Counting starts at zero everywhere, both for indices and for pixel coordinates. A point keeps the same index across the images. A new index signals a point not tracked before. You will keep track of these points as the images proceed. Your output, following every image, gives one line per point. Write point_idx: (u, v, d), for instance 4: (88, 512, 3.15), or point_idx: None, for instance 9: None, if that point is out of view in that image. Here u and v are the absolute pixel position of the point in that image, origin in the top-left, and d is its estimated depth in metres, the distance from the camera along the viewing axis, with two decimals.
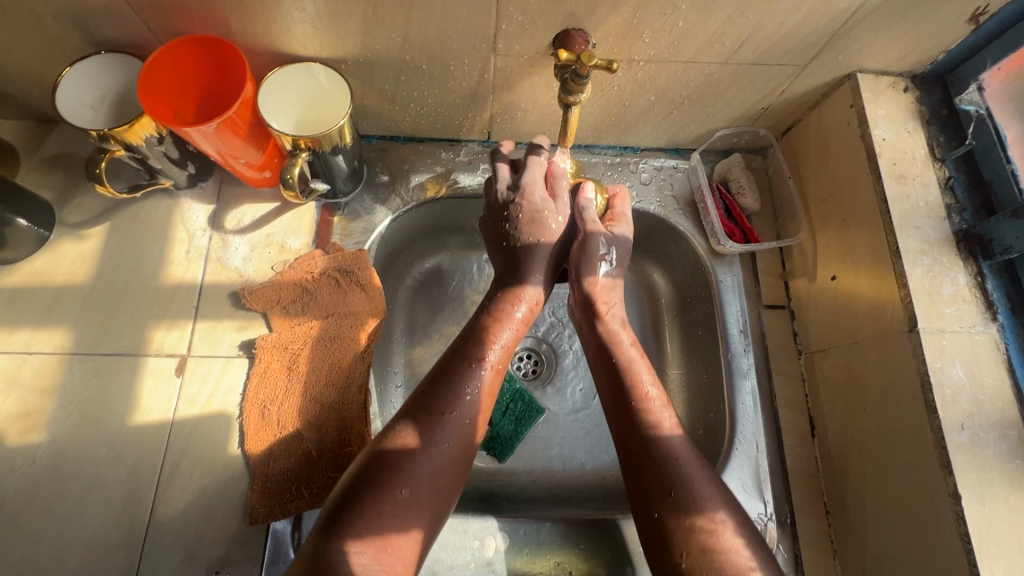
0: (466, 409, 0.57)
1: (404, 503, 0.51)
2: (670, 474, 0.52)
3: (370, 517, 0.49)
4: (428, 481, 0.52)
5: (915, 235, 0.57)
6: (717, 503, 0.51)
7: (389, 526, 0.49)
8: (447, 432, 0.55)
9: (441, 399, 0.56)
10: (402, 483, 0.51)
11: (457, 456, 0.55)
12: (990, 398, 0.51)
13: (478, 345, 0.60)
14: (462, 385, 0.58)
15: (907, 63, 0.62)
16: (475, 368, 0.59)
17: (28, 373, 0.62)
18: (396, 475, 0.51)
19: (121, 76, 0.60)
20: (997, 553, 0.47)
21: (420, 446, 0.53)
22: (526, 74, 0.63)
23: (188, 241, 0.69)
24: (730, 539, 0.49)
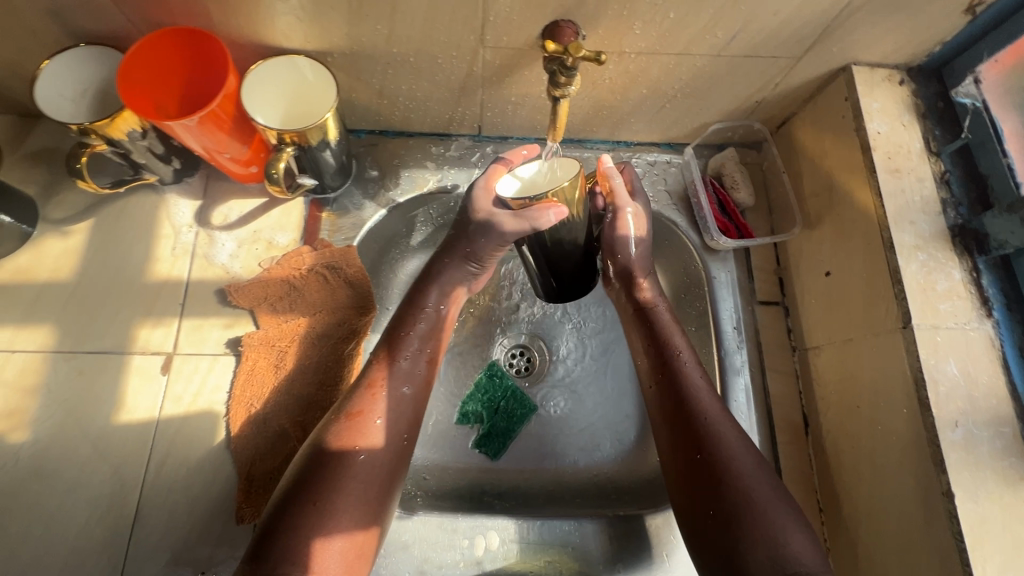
0: (392, 409, 0.57)
1: (338, 505, 0.50)
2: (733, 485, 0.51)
3: (308, 516, 0.49)
4: (361, 482, 0.52)
5: (910, 230, 0.56)
6: (783, 520, 0.49)
7: (323, 531, 0.49)
8: (375, 432, 0.55)
9: (365, 402, 0.56)
10: (333, 487, 0.51)
11: (388, 454, 0.55)
12: (984, 395, 0.51)
13: (398, 336, 0.62)
14: (382, 387, 0.58)
15: (903, 55, 0.61)
16: (393, 369, 0.59)
17: (10, 372, 0.61)
18: (325, 484, 0.50)
19: (102, 69, 0.58)
20: (990, 553, 0.46)
21: (348, 448, 0.53)
22: (516, 67, 0.62)
23: (174, 238, 0.68)
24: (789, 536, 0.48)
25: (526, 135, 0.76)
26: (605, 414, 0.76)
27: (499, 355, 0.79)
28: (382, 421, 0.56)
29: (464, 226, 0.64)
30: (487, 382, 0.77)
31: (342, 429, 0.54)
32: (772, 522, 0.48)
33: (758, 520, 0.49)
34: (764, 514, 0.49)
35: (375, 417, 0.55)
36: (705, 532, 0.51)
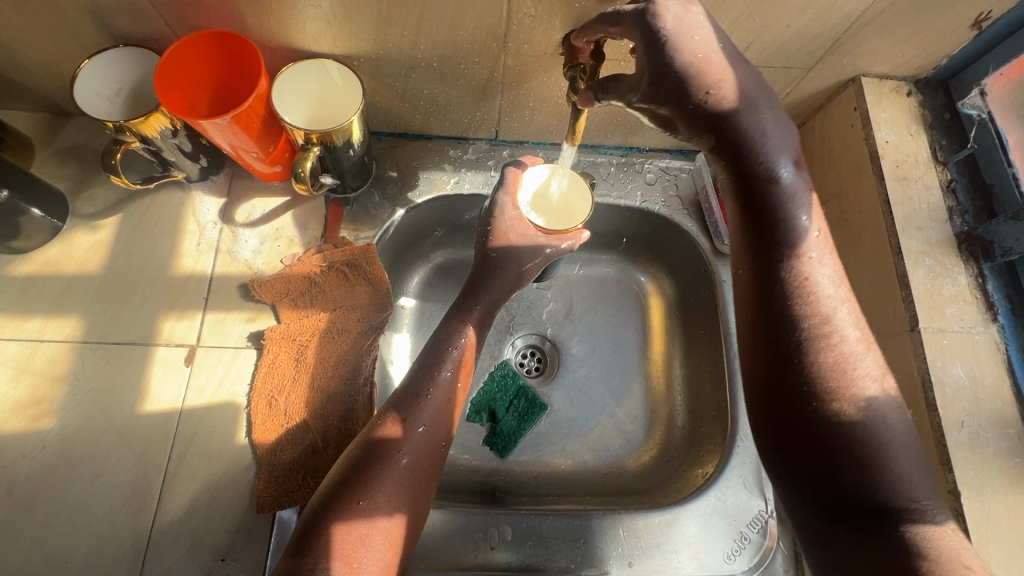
0: (435, 416, 0.57)
1: (377, 504, 0.51)
2: (864, 439, 0.43)
3: (348, 515, 0.50)
4: (400, 486, 0.52)
5: (917, 236, 0.58)
6: (911, 475, 0.42)
7: (361, 528, 0.49)
8: (417, 439, 0.55)
9: (410, 407, 0.57)
10: (375, 486, 0.51)
11: (427, 461, 0.55)
12: (989, 397, 0.52)
13: (444, 352, 0.62)
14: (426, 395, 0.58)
15: (911, 67, 0.63)
16: (438, 379, 0.60)
17: (39, 360, 0.63)
18: (369, 481, 0.51)
19: (137, 69, 0.61)
20: (995, 549, 0.47)
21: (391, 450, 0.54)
22: (536, 73, 0.64)
23: (198, 233, 0.70)
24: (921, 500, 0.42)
25: (541, 140, 0.78)
26: (615, 414, 0.78)
27: (511, 354, 0.81)
28: (426, 428, 0.56)
29: (509, 253, 0.68)
30: (500, 380, 0.79)
31: (386, 434, 0.54)
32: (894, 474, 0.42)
33: (882, 481, 0.42)
34: (889, 469, 0.42)
35: (417, 423, 0.56)
36: (807, 488, 0.44)
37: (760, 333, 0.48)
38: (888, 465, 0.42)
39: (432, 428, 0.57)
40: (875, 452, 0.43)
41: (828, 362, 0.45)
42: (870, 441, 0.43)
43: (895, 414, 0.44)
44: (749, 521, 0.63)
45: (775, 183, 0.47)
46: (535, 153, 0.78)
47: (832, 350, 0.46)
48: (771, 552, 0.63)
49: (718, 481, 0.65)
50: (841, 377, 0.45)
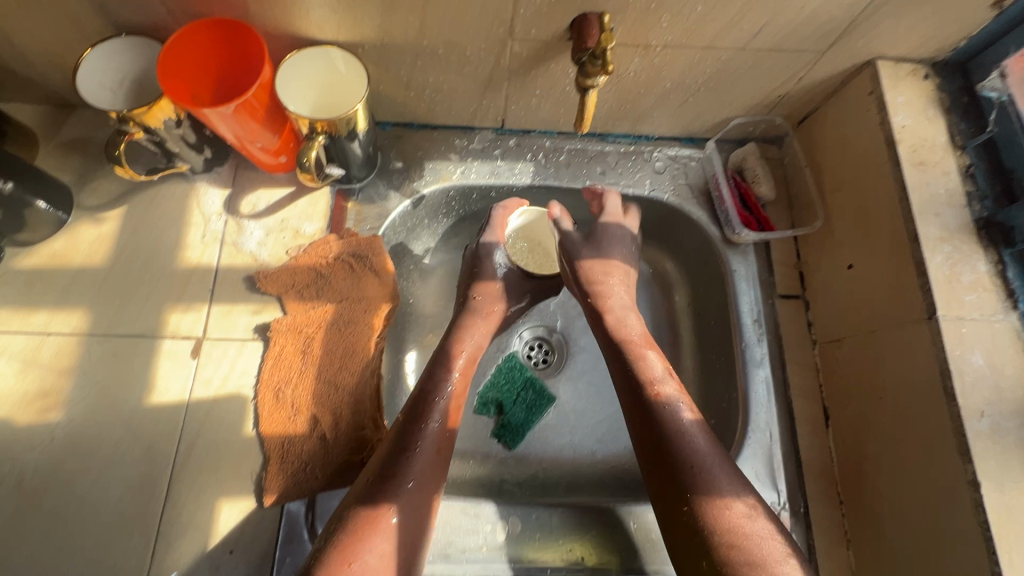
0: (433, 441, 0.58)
1: (379, 530, 0.51)
2: (699, 484, 0.51)
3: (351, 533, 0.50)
4: (403, 511, 0.53)
5: (935, 223, 0.56)
6: (722, 480, 0.51)
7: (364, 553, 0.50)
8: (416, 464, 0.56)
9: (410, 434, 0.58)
10: (377, 513, 0.52)
11: (427, 485, 0.56)
12: (1010, 386, 0.51)
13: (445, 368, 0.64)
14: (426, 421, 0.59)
15: (928, 49, 0.61)
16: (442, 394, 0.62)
17: (45, 353, 0.63)
18: (371, 508, 0.52)
19: (140, 59, 0.60)
20: (1016, 541, 0.46)
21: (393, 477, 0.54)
22: (544, 59, 0.62)
23: (203, 225, 0.70)
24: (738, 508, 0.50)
25: (548, 129, 0.77)
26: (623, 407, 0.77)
27: (518, 347, 0.80)
28: (425, 453, 0.57)
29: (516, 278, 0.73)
30: (508, 372, 0.78)
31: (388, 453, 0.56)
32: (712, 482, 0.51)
33: (710, 492, 0.50)
34: (726, 505, 0.50)
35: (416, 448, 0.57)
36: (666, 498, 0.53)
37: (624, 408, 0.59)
38: (706, 473, 0.51)
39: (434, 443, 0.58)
40: (704, 467, 0.52)
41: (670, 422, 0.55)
42: (690, 454, 0.53)
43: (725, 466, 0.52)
44: None
45: (598, 287, 0.68)
46: (542, 141, 0.77)
47: (668, 411, 0.56)
48: None
49: None
50: (687, 433, 0.54)
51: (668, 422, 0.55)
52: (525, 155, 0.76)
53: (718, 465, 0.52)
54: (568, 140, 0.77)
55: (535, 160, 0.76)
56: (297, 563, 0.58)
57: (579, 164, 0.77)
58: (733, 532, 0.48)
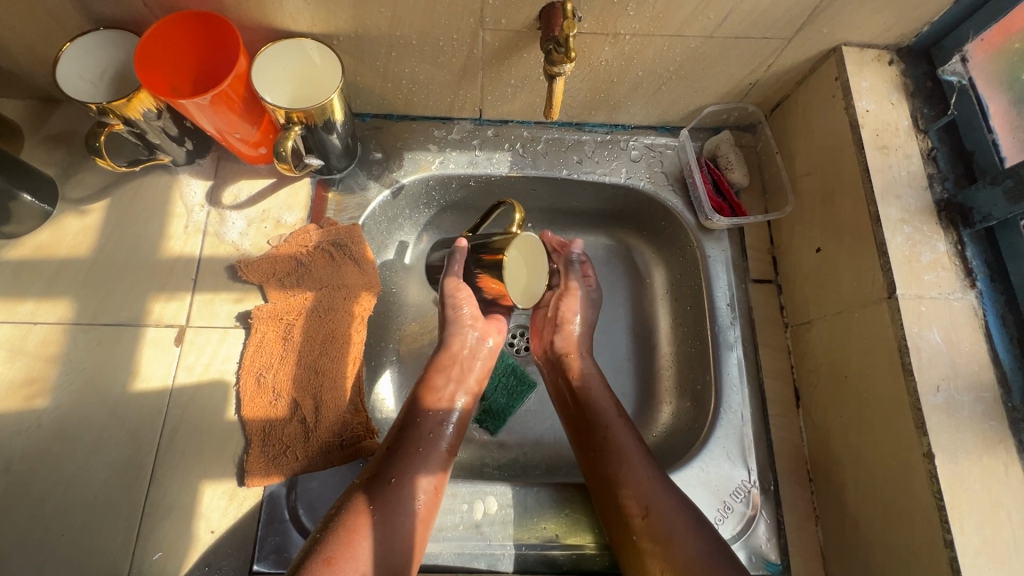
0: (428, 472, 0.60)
1: (361, 541, 0.53)
2: (615, 488, 0.60)
3: (343, 531, 0.53)
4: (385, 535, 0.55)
5: (896, 205, 0.58)
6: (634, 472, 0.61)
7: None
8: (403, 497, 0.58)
9: (402, 466, 0.60)
10: (359, 540, 0.53)
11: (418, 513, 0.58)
12: (966, 361, 0.52)
13: (445, 368, 0.69)
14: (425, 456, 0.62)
15: (892, 35, 0.62)
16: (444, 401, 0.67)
17: (32, 342, 0.64)
18: (362, 514, 0.55)
19: (119, 52, 0.61)
20: (968, 510, 0.48)
21: (381, 506, 0.56)
22: (515, 49, 0.64)
23: (186, 216, 0.71)
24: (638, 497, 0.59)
25: (525, 119, 0.78)
26: None
27: None
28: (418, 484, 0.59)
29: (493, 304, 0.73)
30: None
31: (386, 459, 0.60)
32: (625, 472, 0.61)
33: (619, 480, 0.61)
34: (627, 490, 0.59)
35: (405, 479, 0.59)
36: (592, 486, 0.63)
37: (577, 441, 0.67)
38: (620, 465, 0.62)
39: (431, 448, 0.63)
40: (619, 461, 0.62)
41: (615, 449, 0.63)
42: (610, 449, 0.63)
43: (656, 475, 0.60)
44: (731, 491, 0.63)
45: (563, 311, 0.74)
46: (519, 131, 0.78)
47: (603, 429, 0.65)
48: (753, 521, 0.62)
49: (702, 452, 0.64)
50: (623, 454, 0.62)
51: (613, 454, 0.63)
52: (503, 145, 0.78)
53: (653, 482, 0.59)
54: (545, 130, 0.78)
55: (513, 150, 0.77)
56: (279, 543, 0.59)
57: (556, 153, 0.77)
58: (630, 519, 0.58)
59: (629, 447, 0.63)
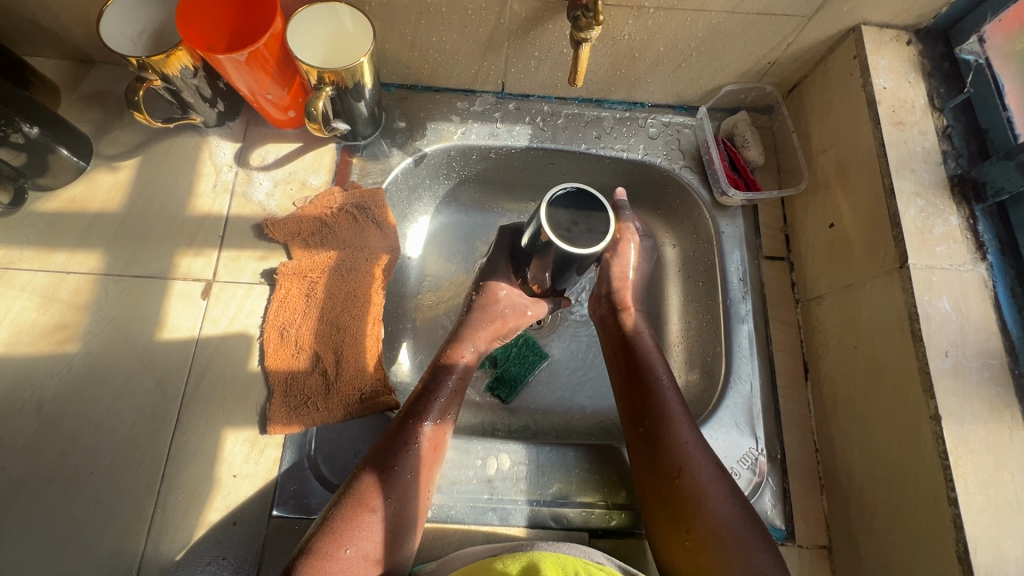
0: (426, 436, 0.59)
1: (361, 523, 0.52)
2: (669, 459, 0.58)
3: (345, 508, 0.53)
4: (399, 499, 0.55)
5: (910, 178, 0.59)
6: (686, 435, 0.59)
7: (350, 535, 0.51)
8: (407, 457, 0.57)
9: (407, 430, 0.59)
10: (376, 502, 0.54)
11: (422, 471, 0.57)
12: (974, 329, 0.53)
13: (460, 341, 0.68)
14: (422, 416, 0.60)
15: (910, 16, 0.64)
16: (458, 370, 0.66)
17: (65, 290, 0.67)
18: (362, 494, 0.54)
19: (159, 12, 0.63)
20: (972, 472, 0.49)
21: (386, 476, 0.55)
22: (541, 20, 0.65)
23: (215, 176, 0.73)
24: (702, 480, 0.56)
25: (547, 93, 0.80)
26: None
27: None
28: (416, 441, 0.58)
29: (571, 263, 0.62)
30: None
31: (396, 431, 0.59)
32: (677, 436, 0.59)
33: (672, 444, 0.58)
34: (691, 465, 0.57)
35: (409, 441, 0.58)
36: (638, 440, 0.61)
37: (631, 408, 0.63)
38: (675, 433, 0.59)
39: (440, 416, 0.61)
40: (666, 424, 0.60)
41: (660, 411, 0.61)
42: (665, 410, 0.61)
43: (700, 444, 0.59)
44: (739, 457, 0.64)
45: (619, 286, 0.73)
46: (540, 106, 0.80)
47: (654, 394, 0.62)
48: (760, 487, 0.63)
49: (712, 420, 0.65)
50: (672, 418, 0.60)
51: (672, 432, 0.59)
52: (524, 119, 0.79)
53: (697, 448, 0.58)
54: (566, 105, 0.80)
55: (534, 123, 0.79)
56: (298, 490, 0.61)
57: (575, 128, 0.79)
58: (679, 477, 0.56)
59: (678, 417, 0.60)
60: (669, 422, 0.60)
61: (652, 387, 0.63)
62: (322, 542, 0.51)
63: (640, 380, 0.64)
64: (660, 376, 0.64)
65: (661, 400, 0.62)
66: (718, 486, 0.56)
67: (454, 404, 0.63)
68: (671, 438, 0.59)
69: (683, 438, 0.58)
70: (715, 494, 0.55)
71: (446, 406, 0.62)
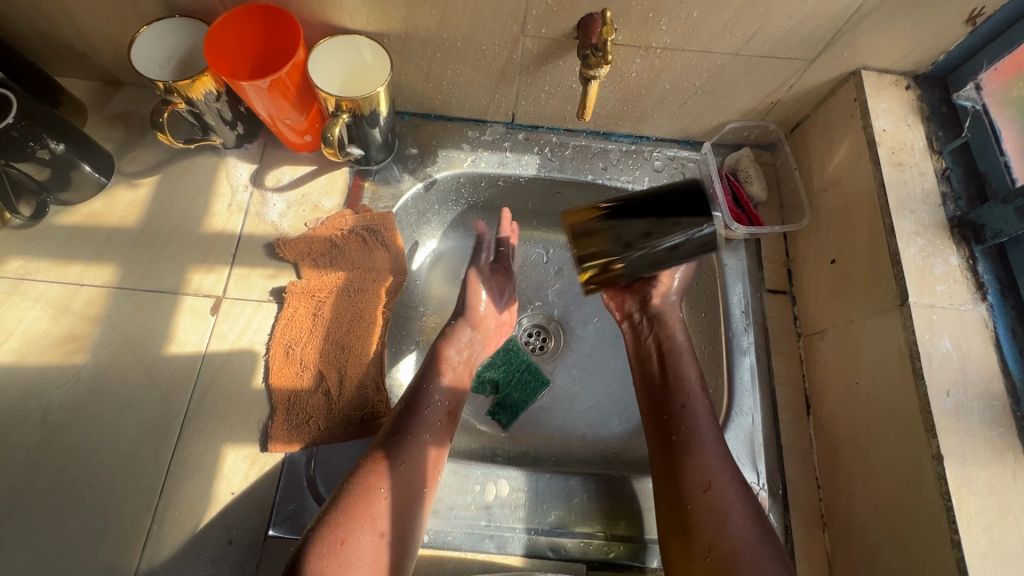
0: (431, 442, 0.61)
1: (369, 523, 0.53)
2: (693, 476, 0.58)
3: (352, 506, 0.54)
4: (404, 504, 0.56)
5: (910, 218, 0.60)
6: (711, 451, 0.60)
7: (357, 534, 0.52)
8: (409, 465, 0.58)
9: (418, 435, 0.60)
10: (382, 501, 0.55)
11: (426, 477, 0.59)
12: (975, 369, 0.54)
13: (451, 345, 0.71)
14: (426, 420, 0.62)
15: (909, 62, 0.66)
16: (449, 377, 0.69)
17: (78, 302, 0.68)
18: (372, 494, 0.55)
19: (188, 40, 0.67)
20: (975, 514, 0.48)
21: (396, 479, 0.56)
22: (552, 57, 0.68)
23: (231, 195, 0.75)
24: (725, 499, 0.56)
25: (555, 125, 0.82)
26: (616, 393, 0.81)
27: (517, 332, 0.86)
28: (425, 447, 0.60)
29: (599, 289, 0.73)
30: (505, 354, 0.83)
31: (405, 432, 0.60)
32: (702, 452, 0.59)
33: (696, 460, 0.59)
34: (713, 485, 0.57)
35: (415, 445, 0.60)
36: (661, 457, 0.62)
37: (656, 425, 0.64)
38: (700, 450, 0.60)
39: (439, 422, 0.64)
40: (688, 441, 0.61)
41: (686, 430, 0.62)
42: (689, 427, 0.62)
43: (726, 464, 0.59)
44: None
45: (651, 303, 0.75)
46: (548, 137, 0.82)
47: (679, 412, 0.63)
48: None
49: None
50: (699, 437, 0.61)
51: (698, 449, 0.60)
52: (533, 149, 0.81)
53: (722, 468, 0.58)
54: (573, 136, 0.82)
55: (542, 153, 0.81)
56: (295, 510, 0.60)
57: (583, 159, 0.81)
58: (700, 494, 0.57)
59: (707, 434, 0.61)
60: (694, 438, 0.61)
61: (675, 405, 0.64)
62: (330, 537, 0.51)
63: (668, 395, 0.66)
64: (691, 394, 0.65)
65: (689, 416, 0.63)
66: (741, 508, 0.55)
67: (451, 410, 0.66)
68: (695, 455, 0.59)
69: (706, 455, 0.59)
70: (734, 507, 0.56)
71: (444, 413, 0.65)
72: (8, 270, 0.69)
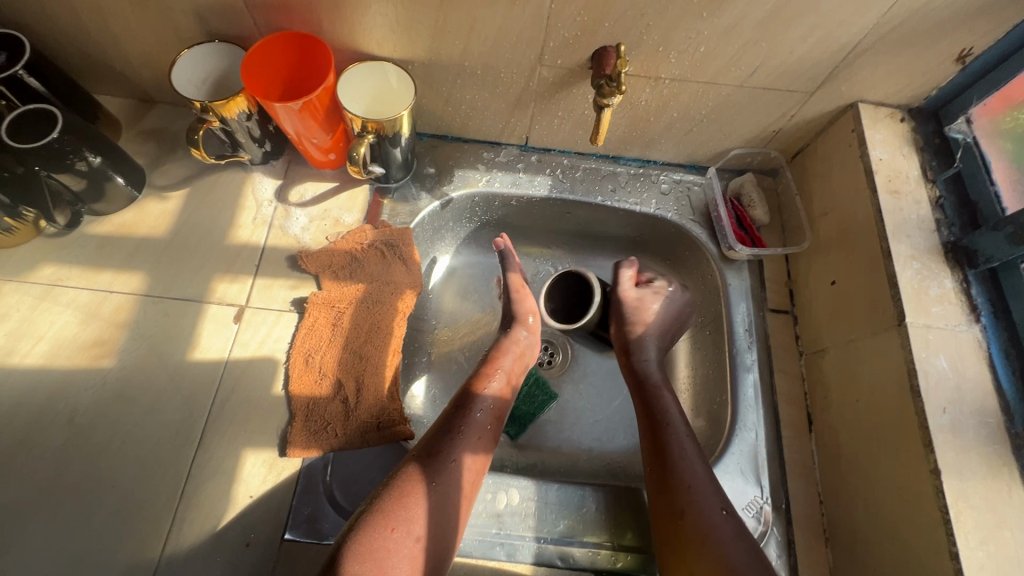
0: (472, 456, 0.62)
1: (408, 532, 0.54)
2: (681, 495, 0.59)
3: (392, 512, 0.54)
4: (442, 516, 0.56)
5: (906, 243, 0.63)
6: (697, 470, 0.61)
7: (397, 541, 0.53)
8: (451, 475, 0.59)
9: (459, 448, 0.61)
10: (422, 511, 0.55)
11: (464, 491, 0.60)
12: (971, 388, 0.56)
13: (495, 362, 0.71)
14: (466, 433, 0.63)
15: (904, 96, 0.70)
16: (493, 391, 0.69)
17: (106, 308, 0.71)
18: (412, 502, 0.56)
19: (224, 62, 0.71)
20: (972, 527, 0.50)
21: (436, 490, 0.57)
22: (566, 85, 0.72)
23: (255, 209, 0.79)
24: (713, 517, 0.57)
25: (567, 148, 0.86)
26: (622, 408, 0.83)
27: None
28: (464, 461, 0.61)
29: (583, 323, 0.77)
30: None
31: (446, 445, 0.61)
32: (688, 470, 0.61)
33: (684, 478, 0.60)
34: (700, 502, 0.58)
35: (456, 458, 0.60)
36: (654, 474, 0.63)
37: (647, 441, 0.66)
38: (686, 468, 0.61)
39: (479, 437, 0.64)
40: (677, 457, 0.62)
41: (672, 449, 0.63)
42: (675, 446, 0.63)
43: (708, 484, 0.60)
44: (744, 505, 0.65)
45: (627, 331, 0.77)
46: (560, 159, 0.86)
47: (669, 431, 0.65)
48: (765, 536, 0.63)
49: (718, 466, 0.67)
50: (683, 455, 0.62)
51: (682, 469, 0.61)
52: (545, 170, 0.85)
53: (707, 489, 0.59)
54: (584, 159, 0.86)
55: (554, 175, 0.85)
56: (311, 514, 0.62)
57: (592, 181, 0.85)
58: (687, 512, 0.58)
59: (689, 454, 0.63)
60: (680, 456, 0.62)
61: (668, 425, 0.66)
62: (370, 542, 0.52)
63: (655, 414, 0.68)
64: (673, 417, 0.67)
65: (672, 436, 0.64)
66: (726, 527, 0.56)
67: (494, 426, 0.66)
68: (681, 473, 0.61)
69: (693, 472, 0.61)
70: (710, 517, 0.57)
71: (487, 428, 0.65)
72: (40, 276, 0.72)
